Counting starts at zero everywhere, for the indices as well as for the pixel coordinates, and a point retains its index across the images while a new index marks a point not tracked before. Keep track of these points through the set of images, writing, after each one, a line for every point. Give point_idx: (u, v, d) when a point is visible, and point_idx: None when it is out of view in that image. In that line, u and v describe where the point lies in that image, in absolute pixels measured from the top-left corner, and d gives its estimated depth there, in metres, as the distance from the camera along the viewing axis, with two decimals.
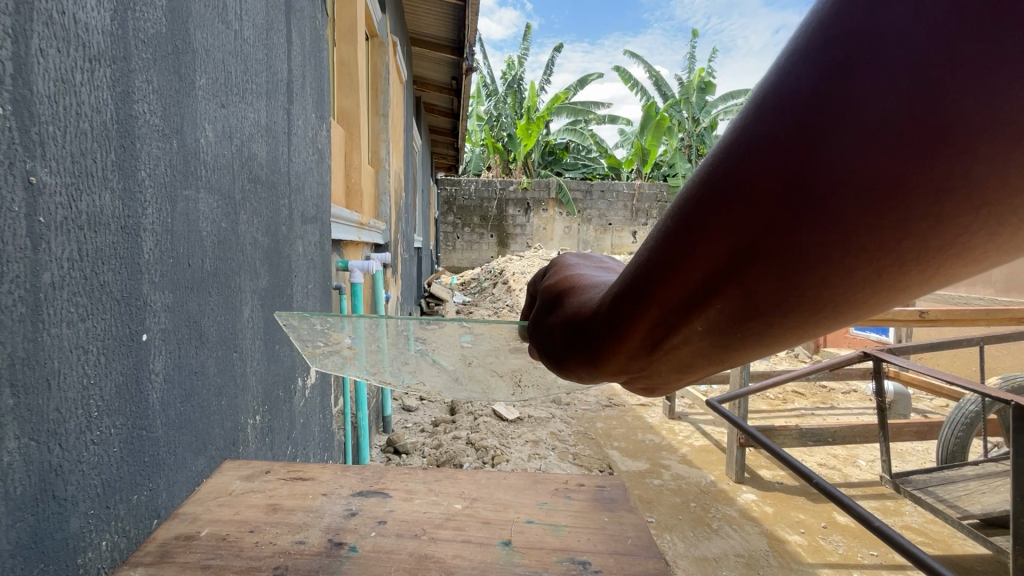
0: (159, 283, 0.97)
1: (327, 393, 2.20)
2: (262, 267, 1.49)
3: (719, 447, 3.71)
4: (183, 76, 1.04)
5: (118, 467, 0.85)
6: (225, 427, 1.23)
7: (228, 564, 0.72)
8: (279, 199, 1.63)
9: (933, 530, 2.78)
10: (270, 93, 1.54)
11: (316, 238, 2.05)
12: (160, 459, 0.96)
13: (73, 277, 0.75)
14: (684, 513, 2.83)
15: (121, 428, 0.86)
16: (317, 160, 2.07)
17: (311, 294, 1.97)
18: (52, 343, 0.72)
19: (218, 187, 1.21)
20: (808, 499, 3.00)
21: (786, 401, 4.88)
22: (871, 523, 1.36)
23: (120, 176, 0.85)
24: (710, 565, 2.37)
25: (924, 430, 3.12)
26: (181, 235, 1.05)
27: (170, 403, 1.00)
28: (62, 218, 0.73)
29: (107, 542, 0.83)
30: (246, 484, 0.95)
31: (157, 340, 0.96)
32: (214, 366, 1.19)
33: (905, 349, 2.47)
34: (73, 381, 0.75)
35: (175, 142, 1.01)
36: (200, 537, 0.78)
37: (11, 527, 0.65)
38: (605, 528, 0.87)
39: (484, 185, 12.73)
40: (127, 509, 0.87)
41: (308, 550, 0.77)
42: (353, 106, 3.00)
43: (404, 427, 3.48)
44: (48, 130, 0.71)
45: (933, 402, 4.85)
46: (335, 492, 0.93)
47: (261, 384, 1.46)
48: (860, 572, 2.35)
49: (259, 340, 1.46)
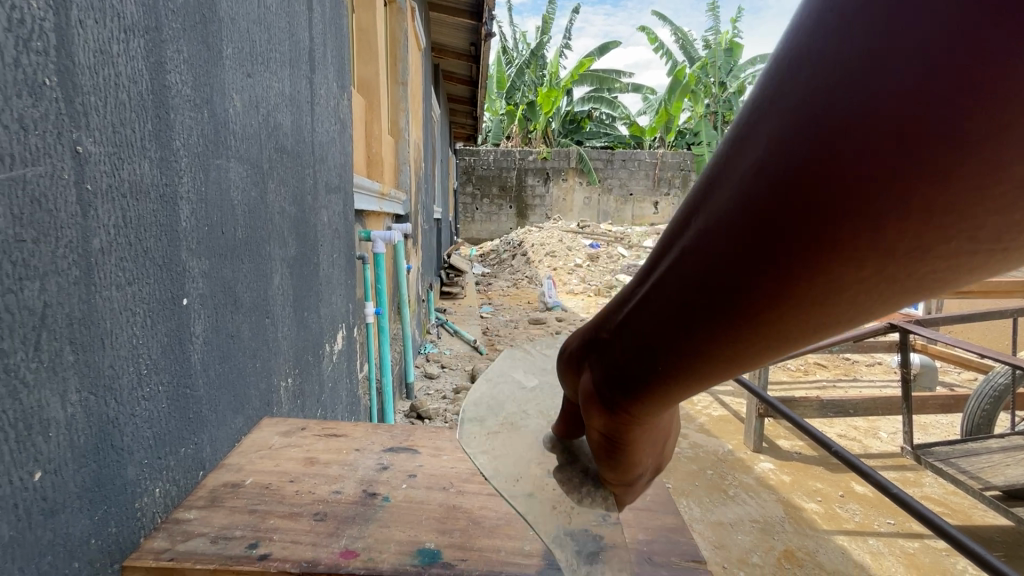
0: (196, 250, 1.01)
1: (353, 359, 2.27)
2: (290, 235, 1.53)
3: (738, 417, 3.73)
4: (211, 46, 1.06)
5: (167, 421, 0.91)
6: (261, 388, 1.29)
7: (273, 509, 0.78)
8: (304, 169, 1.66)
9: (953, 501, 2.78)
10: (292, 62, 1.55)
11: (339, 207, 2.08)
12: (203, 416, 1.03)
13: (120, 243, 0.80)
14: (701, 479, 2.87)
15: (168, 386, 0.91)
16: (339, 129, 2.08)
17: (336, 264, 2.02)
18: (104, 305, 0.77)
19: (248, 156, 1.24)
20: (826, 469, 3.01)
21: (807, 373, 4.85)
22: (889, 490, 1.37)
23: (157, 146, 0.88)
24: (725, 529, 2.42)
25: (948, 403, 3.08)
26: (214, 203, 1.08)
27: (210, 363, 1.06)
28: (107, 186, 0.77)
29: (160, 489, 0.89)
30: (284, 439, 1.01)
31: (196, 304, 1.01)
32: (249, 330, 1.25)
33: (935, 321, 2.41)
34: (123, 341, 0.80)
35: (206, 111, 1.04)
36: (245, 485, 0.84)
37: (78, 471, 0.72)
38: None
39: (503, 155, 12.61)
40: (177, 460, 0.94)
41: (344, 499, 0.82)
42: (373, 74, 2.98)
43: (426, 393, 3.59)
44: (91, 101, 0.74)
45: (960, 375, 4.75)
46: (367, 447, 0.98)
47: (292, 349, 1.53)
48: (876, 539, 2.37)
49: (290, 307, 1.52)
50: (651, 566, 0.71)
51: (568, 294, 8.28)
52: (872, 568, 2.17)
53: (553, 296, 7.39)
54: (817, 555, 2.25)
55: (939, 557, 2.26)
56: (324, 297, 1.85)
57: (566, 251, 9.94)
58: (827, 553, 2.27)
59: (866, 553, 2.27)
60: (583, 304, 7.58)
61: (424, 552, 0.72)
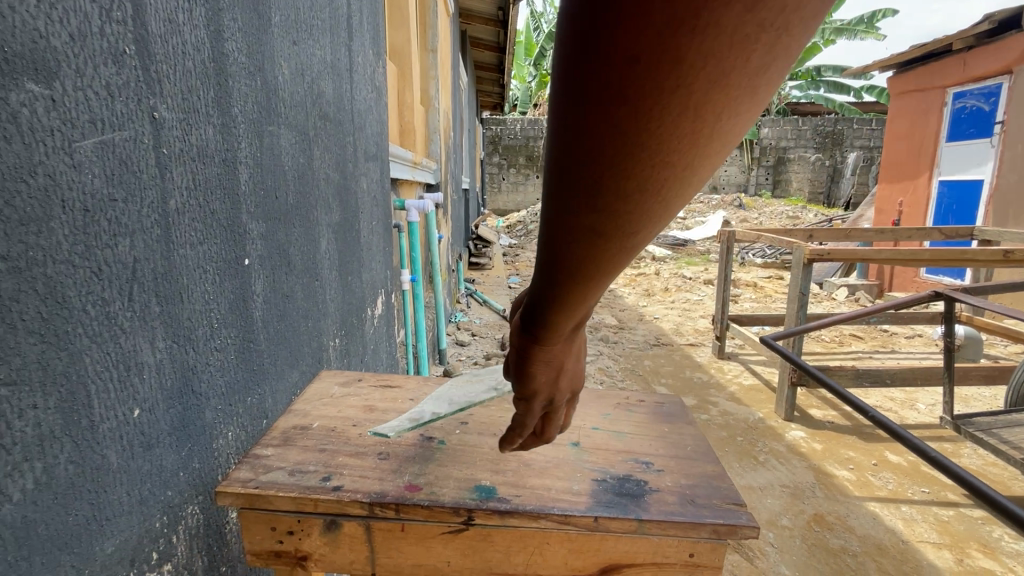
0: (254, 214, 1.07)
1: (391, 323, 2.35)
2: (334, 202, 1.58)
3: (769, 387, 3.71)
4: (262, 14, 1.09)
5: (236, 372, 0.99)
6: (312, 346, 1.37)
7: (340, 449, 0.84)
8: (345, 137, 1.69)
9: (992, 472, 2.73)
10: (333, 29, 1.56)
11: (377, 175, 2.12)
12: (265, 369, 1.11)
13: (191, 205, 0.85)
14: (731, 445, 2.90)
15: (235, 339, 0.99)
16: (375, 97, 2.10)
17: (375, 231, 2.07)
18: (181, 262, 0.83)
19: (295, 124, 1.28)
20: (860, 439, 2.99)
21: (843, 344, 4.75)
22: (930, 456, 1.38)
23: (219, 113, 0.93)
24: (755, 493, 2.46)
25: (993, 374, 2.98)
26: (268, 169, 1.13)
27: (269, 320, 1.13)
28: (179, 151, 0.82)
29: (232, 432, 0.97)
30: (343, 390, 1.08)
31: (256, 264, 1.07)
32: (301, 291, 1.31)
33: (984, 289, 2.33)
34: (197, 296, 0.87)
35: (259, 79, 1.08)
36: (313, 428, 0.91)
37: (167, 411, 0.79)
38: (665, 436, 0.94)
39: (530, 124, 12.41)
40: (244, 407, 1.02)
41: (403, 442, 0.88)
42: (404, 42, 2.97)
43: (458, 359, 3.69)
44: (163, 69, 0.78)
45: (1008, 348, 4.57)
46: (420, 397, 1.04)
47: (338, 311, 1.60)
48: (909, 506, 2.37)
49: (335, 271, 1.58)
50: (694, 507, 0.74)
51: None
52: (904, 534, 2.18)
53: None
54: (848, 520, 2.26)
55: (975, 525, 2.25)
56: (365, 263, 1.92)
57: None
58: (858, 518, 2.28)
59: (898, 519, 2.28)
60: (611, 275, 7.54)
61: (481, 488, 0.77)
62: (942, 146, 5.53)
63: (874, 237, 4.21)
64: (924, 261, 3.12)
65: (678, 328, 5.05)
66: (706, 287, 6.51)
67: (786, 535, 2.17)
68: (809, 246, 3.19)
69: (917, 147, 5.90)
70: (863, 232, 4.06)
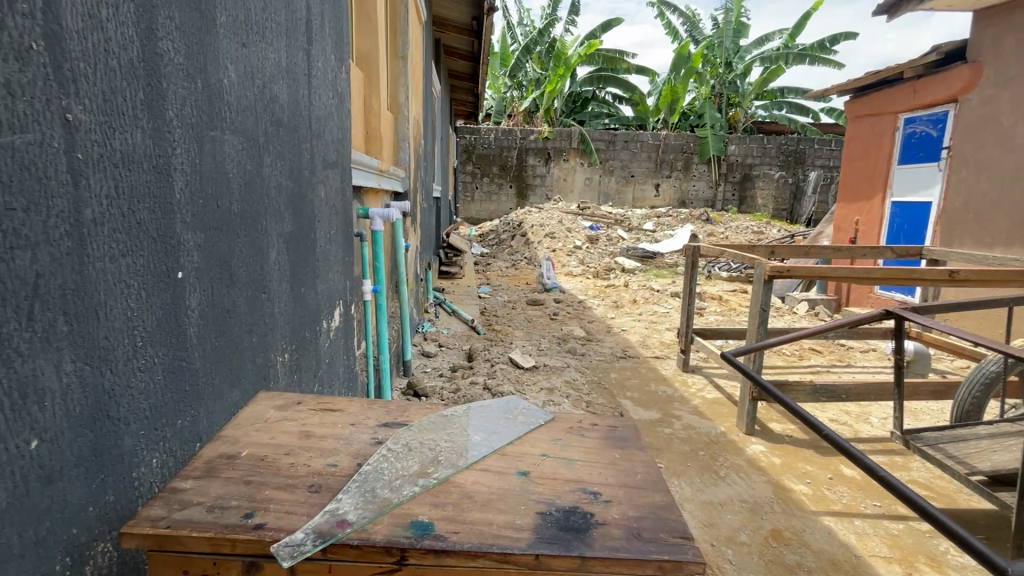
0: (191, 223, 1.00)
1: (350, 336, 2.28)
2: (286, 210, 1.51)
3: (731, 400, 3.76)
4: (204, 13, 1.03)
5: (163, 394, 0.91)
6: (257, 362, 1.30)
7: (268, 480, 0.84)
8: (301, 143, 1.63)
9: (939, 484, 2.82)
10: (289, 32, 1.51)
11: (337, 184, 2.06)
12: (200, 389, 1.03)
13: (112, 214, 0.79)
14: (693, 460, 2.92)
15: (163, 358, 0.91)
16: (336, 103, 2.04)
17: (333, 240, 2.00)
18: (98, 276, 0.76)
19: (243, 129, 1.22)
20: (817, 452, 3.06)
21: (802, 357, 4.89)
22: (877, 474, 1.39)
23: (150, 116, 0.87)
24: (715, 509, 2.47)
25: (940, 390, 3.10)
26: (209, 176, 1.07)
27: (205, 337, 1.05)
28: (98, 156, 0.76)
29: (158, 459, 0.90)
30: (279, 414, 1.09)
31: (191, 277, 1.01)
32: (245, 305, 1.24)
33: (931, 309, 2.42)
34: (118, 313, 0.80)
35: (199, 81, 1.02)
36: (241, 457, 0.90)
37: (74, 440, 0.72)
38: (615, 464, 0.92)
39: (504, 133, 12.46)
40: (173, 432, 0.94)
41: (339, 472, 0.86)
42: (372, 47, 2.92)
43: (423, 371, 3.62)
44: (80, 67, 0.72)
45: (954, 363, 4.79)
46: (361, 422, 1.04)
47: (289, 324, 1.53)
48: (862, 520, 2.42)
49: (286, 282, 1.51)
50: (639, 541, 0.72)
51: (567, 276, 8.26)
52: (857, 548, 2.23)
53: (552, 277, 7.39)
54: (803, 535, 2.29)
55: (923, 538, 2.32)
56: (322, 273, 1.85)
57: (565, 233, 9.90)
58: (813, 533, 2.32)
59: (851, 534, 2.32)
60: (581, 286, 7.58)
61: (417, 524, 0.75)
62: (895, 167, 5.82)
63: (831, 254, 4.35)
64: (876, 279, 3.24)
65: (644, 340, 5.10)
66: (673, 300, 6.61)
67: (743, 552, 2.18)
68: (769, 263, 3.26)
69: (872, 169, 6.16)
70: (821, 250, 4.20)
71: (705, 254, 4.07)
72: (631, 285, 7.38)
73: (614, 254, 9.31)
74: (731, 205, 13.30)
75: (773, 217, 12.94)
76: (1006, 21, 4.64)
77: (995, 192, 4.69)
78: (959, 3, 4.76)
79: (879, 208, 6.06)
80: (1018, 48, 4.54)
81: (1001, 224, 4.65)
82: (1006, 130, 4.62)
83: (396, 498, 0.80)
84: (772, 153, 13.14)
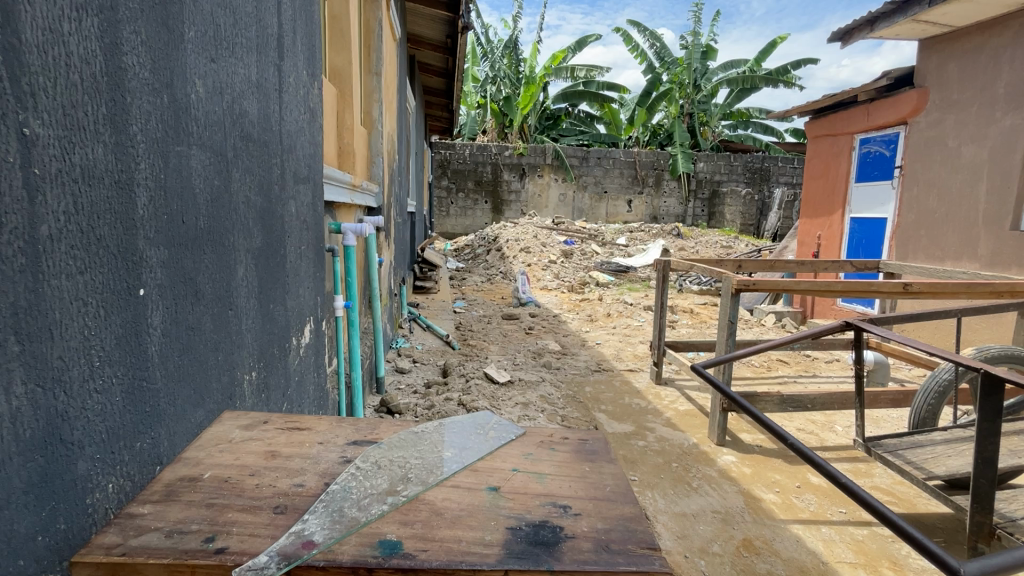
0: (154, 239, 0.98)
1: (320, 352, 2.23)
2: (253, 225, 1.48)
3: (703, 412, 3.82)
4: (172, 28, 1.02)
5: (122, 416, 0.88)
6: (222, 381, 1.26)
7: (231, 503, 0.82)
8: (269, 159, 1.61)
9: (899, 490, 2.92)
10: (259, 48, 1.50)
11: (308, 199, 2.04)
12: (161, 410, 0.99)
13: (70, 230, 0.77)
14: (666, 472, 2.95)
15: (123, 378, 0.88)
16: (307, 117, 2.02)
17: (303, 257, 1.97)
18: (53, 294, 0.74)
19: (210, 143, 1.20)
20: (784, 462, 3.13)
21: (770, 369, 5.02)
22: (838, 482, 1.42)
23: (112, 131, 0.85)
24: (687, 520, 2.50)
25: (898, 398, 3.21)
26: (174, 190, 1.05)
27: (168, 355, 1.02)
28: (56, 171, 0.74)
29: (113, 484, 0.85)
30: (245, 434, 1.07)
31: (153, 295, 0.98)
32: (210, 322, 1.21)
33: (888, 319, 2.50)
34: (75, 332, 0.78)
35: (165, 96, 1.00)
36: (203, 479, 0.89)
37: (22, 466, 0.69)
38: (586, 477, 0.93)
39: (479, 148, 12.61)
40: (132, 455, 0.90)
41: (305, 492, 0.85)
42: (345, 62, 2.93)
43: (397, 388, 3.58)
44: (38, 81, 0.71)
45: (911, 371, 5.01)
46: (331, 441, 1.03)
47: (255, 341, 1.48)
48: (827, 528, 2.48)
49: (253, 299, 1.48)
50: (608, 553, 0.73)
51: (542, 290, 8.28)
52: (824, 555, 2.28)
53: (526, 291, 7.40)
54: (773, 543, 2.34)
55: (886, 543, 2.39)
56: (291, 290, 1.81)
57: (540, 247, 10.01)
58: (782, 541, 2.36)
59: (819, 541, 2.38)
60: (556, 300, 7.62)
61: (386, 543, 0.74)
62: (853, 184, 6.09)
63: (795, 268, 4.50)
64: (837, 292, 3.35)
65: (618, 354, 5.15)
66: (646, 313, 6.71)
67: (715, 562, 2.22)
68: (736, 277, 3.34)
69: (831, 187, 6.44)
70: (786, 266, 4.36)
71: (675, 267, 4.17)
72: (605, 299, 7.47)
73: (588, 268, 9.44)
74: (700, 220, 13.69)
75: (740, 232, 13.34)
76: (948, 50, 4.97)
77: (944, 209, 4.96)
78: (907, 32, 5.08)
79: (838, 222, 6.31)
80: (959, 75, 4.85)
81: (950, 239, 4.91)
82: (951, 151, 4.91)
83: (364, 517, 0.79)
84: (739, 170, 13.62)
